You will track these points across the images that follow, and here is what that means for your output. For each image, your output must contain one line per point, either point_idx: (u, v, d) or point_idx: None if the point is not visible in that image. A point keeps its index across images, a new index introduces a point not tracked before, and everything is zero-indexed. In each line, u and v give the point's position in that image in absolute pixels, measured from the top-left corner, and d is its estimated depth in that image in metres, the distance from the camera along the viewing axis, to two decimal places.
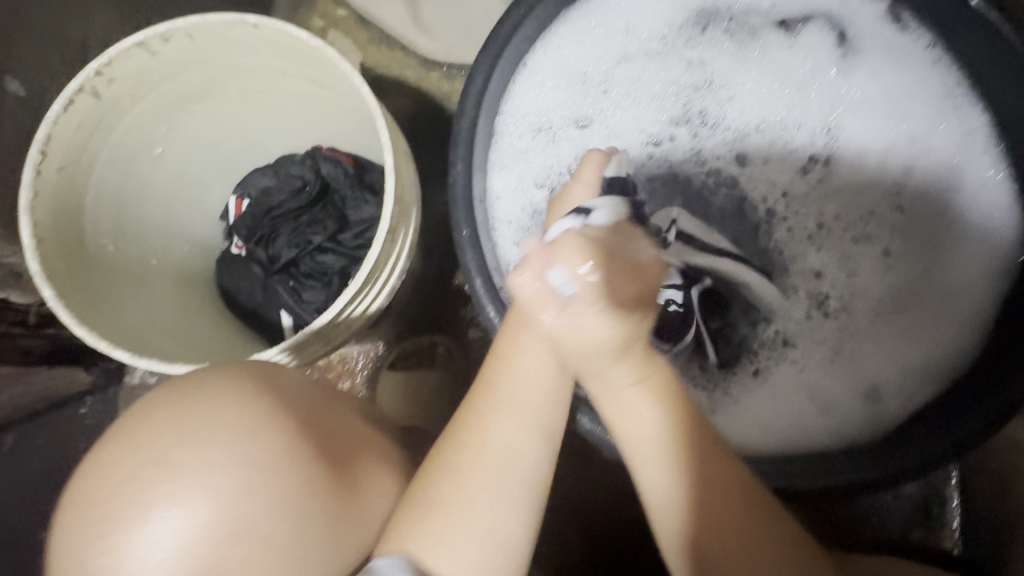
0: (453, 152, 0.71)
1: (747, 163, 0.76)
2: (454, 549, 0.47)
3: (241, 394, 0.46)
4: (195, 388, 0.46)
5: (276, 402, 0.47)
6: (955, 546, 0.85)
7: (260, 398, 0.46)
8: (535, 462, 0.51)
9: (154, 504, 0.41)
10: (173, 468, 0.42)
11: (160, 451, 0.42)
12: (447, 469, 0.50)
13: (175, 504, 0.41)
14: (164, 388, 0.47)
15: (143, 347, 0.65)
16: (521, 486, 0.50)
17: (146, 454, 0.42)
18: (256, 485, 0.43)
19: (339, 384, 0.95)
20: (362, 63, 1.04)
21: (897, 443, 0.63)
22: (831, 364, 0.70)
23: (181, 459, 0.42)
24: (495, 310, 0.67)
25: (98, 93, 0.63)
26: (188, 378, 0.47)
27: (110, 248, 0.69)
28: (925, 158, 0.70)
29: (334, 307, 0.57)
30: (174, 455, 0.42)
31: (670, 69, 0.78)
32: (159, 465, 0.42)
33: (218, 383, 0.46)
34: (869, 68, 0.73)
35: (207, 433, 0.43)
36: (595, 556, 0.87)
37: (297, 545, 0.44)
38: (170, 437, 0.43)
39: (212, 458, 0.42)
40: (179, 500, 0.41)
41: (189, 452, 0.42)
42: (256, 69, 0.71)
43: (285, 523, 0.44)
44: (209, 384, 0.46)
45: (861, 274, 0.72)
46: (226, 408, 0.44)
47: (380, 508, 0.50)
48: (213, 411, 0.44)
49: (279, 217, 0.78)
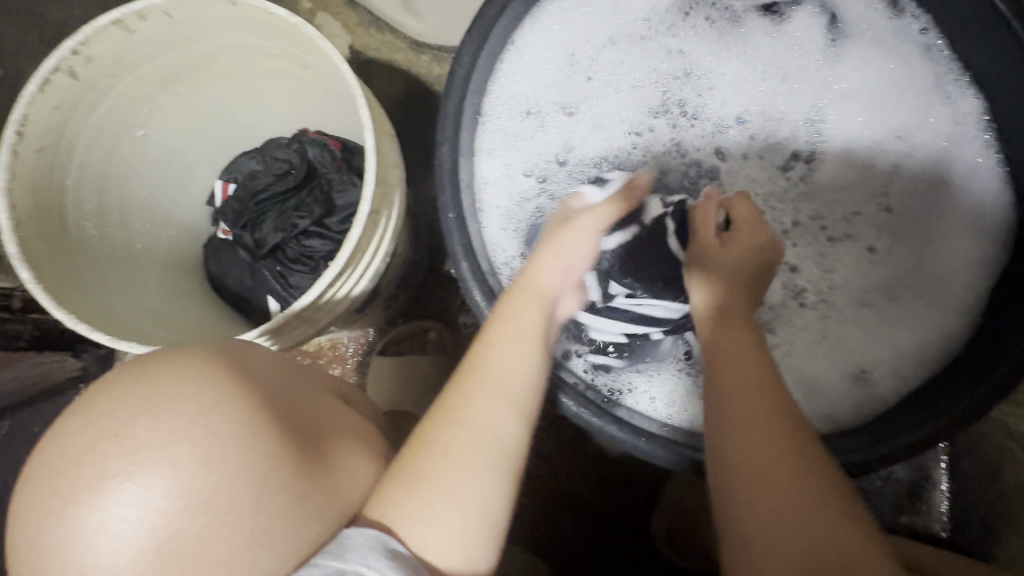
0: (439, 134, 0.68)
1: (725, 156, 0.77)
2: (434, 523, 0.45)
3: (209, 367, 0.42)
4: (160, 361, 0.42)
5: (245, 378, 0.43)
6: (943, 530, 0.85)
7: (227, 372, 0.42)
8: (514, 441, 0.51)
9: (109, 478, 0.37)
10: (129, 440, 0.37)
11: (116, 423, 0.38)
12: (430, 447, 0.49)
13: (130, 479, 0.37)
14: (132, 362, 0.42)
15: (127, 328, 0.64)
16: (497, 465, 0.49)
17: (100, 427, 0.38)
18: (219, 458, 0.39)
19: (330, 370, 0.95)
20: (351, 46, 1.02)
21: (887, 426, 0.62)
22: (814, 349, 0.71)
23: (136, 432, 0.38)
24: (482, 294, 0.67)
25: (75, 72, 0.62)
26: (156, 352, 0.43)
27: (93, 231, 0.69)
28: (912, 157, 0.72)
29: (315, 290, 0.56)
30: (130, 428, 0.38)
31: (650, 56, 0.78)
32: (115, 438, 0.38)
33: (183, 356, 0.43)
34: (859, 55, 0.74)
35: (167, 404, 0.39)
36: (585, 542, 0.87)
37: (263, 522, 0.40)
38: (124, 410, 0.38)
39: (174, 431, 0.38)
40: (134, 475, 0.37)
41: (147, 422, 0.38)
42: (237, 49, 0.70)
43: (250, 499, 0.40)
44: (175, 357, 0.42)
45: (841, 269, 0.73)
46: (189, 380, 0.41)
47: (352, 491, 0.47)
48: (175, 382, 0.40)
49: (265, 201, 0.77)
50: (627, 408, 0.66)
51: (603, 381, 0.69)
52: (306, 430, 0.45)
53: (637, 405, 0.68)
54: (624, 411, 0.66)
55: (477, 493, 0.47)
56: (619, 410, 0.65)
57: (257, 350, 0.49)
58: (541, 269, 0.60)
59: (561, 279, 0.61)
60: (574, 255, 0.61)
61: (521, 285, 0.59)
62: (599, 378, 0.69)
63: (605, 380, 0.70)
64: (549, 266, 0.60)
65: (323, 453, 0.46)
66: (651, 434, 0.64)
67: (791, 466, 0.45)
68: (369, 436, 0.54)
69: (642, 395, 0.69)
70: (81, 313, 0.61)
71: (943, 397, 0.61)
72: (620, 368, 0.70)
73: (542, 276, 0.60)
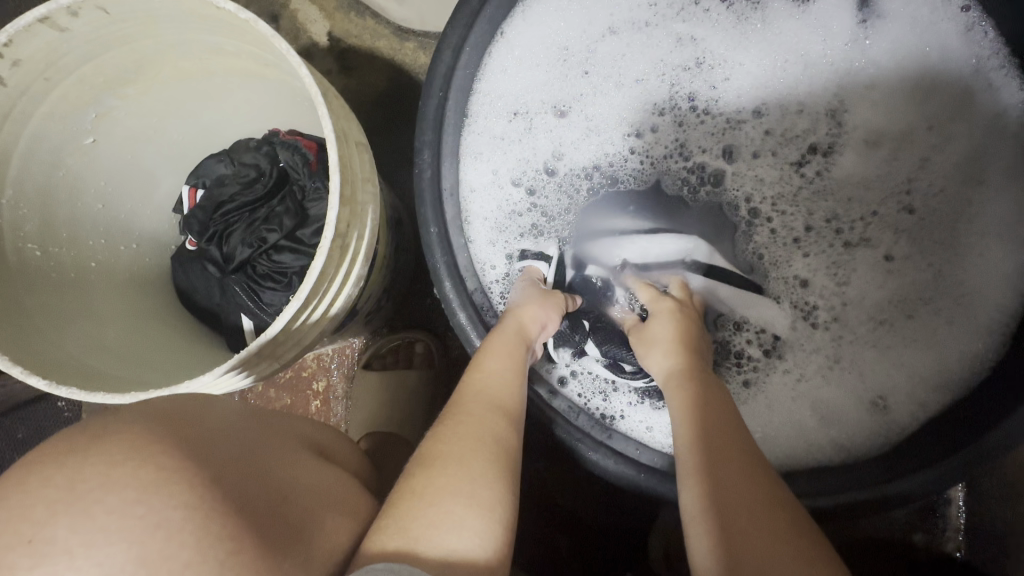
0: (418, 141, 0.61)
1: (734, 158, 0.71)
2: (444, 538, 0.43)
3: (143, 443, 0.36)
4: (82, 441, 0.35)
5: (189, 449, 0.38)
6: (958, 550, 0.78)
7: (167, 447, 0.37)
8: (511, 459, 0.51)
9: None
10: (46, 545, 0.32)
11: (26, 526, 0.32)
12: (438, 460, 0.48)
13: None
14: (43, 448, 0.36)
15: (75, 358, 0.60)
16: (501, 482, 0.48)
17: (8, 534, 0.32)
18: (161, 557, 0.33)
19: (312, 383, 0.89)
20: (329, 33, 0.94)
21: (903, 460, 0.56)
22: (828, 373, 0.65)
23: (55, 535, 0.32)
24: (467, 315, 0.61)
25: (3, 79, 0.58)
26: (78, 429, 0.37)
27: (37, 253, 0.65)
28: (944, 151, 0.65)
29: (281, 319, 0.51)
30: (48, 531, 0.32)
31: (656, 46, 0.70)
32: (27, 545, 0.32)
33: (114, 430, 0.37)
34: (891, 39, 0.66)
35: (94, 494, 0.33)
36: (579, 562, 0.84)
37: None
38: (39, 508, 0.32)
39: (103, 528, 0.32)
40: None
41: (68, 521, 0.32)
42: (188, 46, 0.66)
43: None
44: (102, 433, 0.36)
45: (856, 279, 0.67)
46: (120, 461, 0.34)
47: (331, 560, 0.42)
48: (104, 465, 0.34)
49: (232, 212, 0.73)
50: (622, 436, 0.61)
51: (599, 404, 0.65)
52: (273, 498, 0.41)
53: (635, 430, 0.63)
54: (620, 440, 0.61)
55: (486, 500, 0.46)
56: (613, 438, 0.61)
57: (209, 408, 0.44)
58: (518, 306, 0.61)
59: (542, 325, 0.61)
60: (558, 308, 0.63)
61: (500, 328, 0.59)
62: (597, 399, 0.65)
63: (602, 403, 0.65)
64: (536, 312, 0.60)
65: (295, 527, 0.41)
66: (649, 467, 0.59)
67: (763, 495, 0.45)
68: (348, 494, 0.49)
69: (637, 422, 0.64)
70: (19, 356, 0.55)
71: (943, 440, 0.56)
72: (618, 388, 0.65)
73: (519, 313, 0.60)
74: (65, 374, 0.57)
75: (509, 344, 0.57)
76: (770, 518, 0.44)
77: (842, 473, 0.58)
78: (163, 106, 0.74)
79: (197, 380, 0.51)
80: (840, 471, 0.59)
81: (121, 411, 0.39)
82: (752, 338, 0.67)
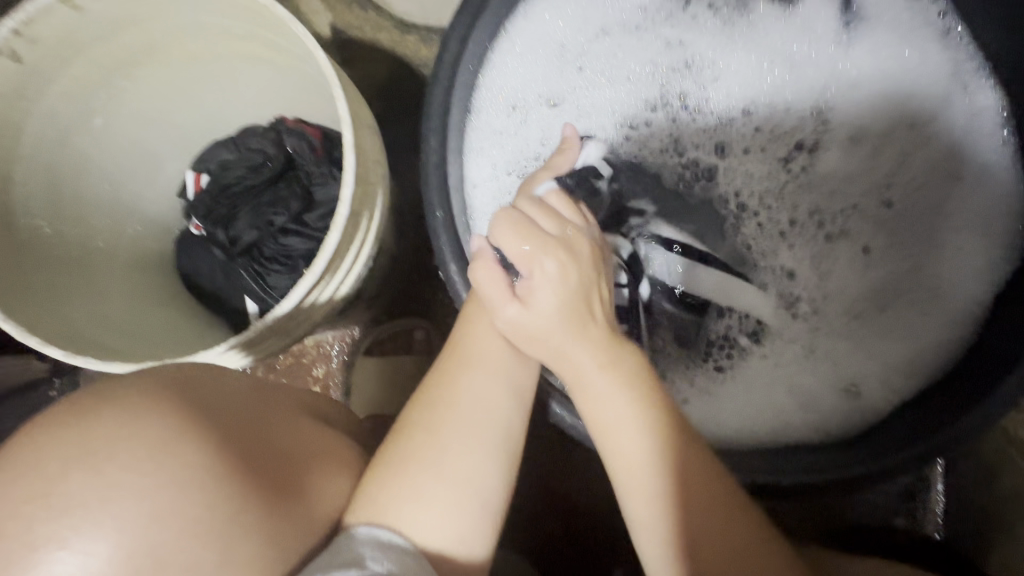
0: (424, 130, 0.63)
1: (725, 153, 0.72)
2: (423, 516, 0.45)
3: (150, 411, 0.37)
4: (94, 402, 0.37)
5: (193, 420, 0.38)
6: (936, 532, 0.81)
7: (176, 421, 0.37)
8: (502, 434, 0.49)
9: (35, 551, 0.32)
10: (58, 500, 0.33)
11: (48, 488, 0.33)
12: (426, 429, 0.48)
13: (63, 546, 0.33)
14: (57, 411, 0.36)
15: (75, 332, 0.62)
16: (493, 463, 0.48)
17: (37, 492, 0.33)
18: (175, 514, 0.35)
19: (313, 370, 0.91)
20: (331, 24, 0.95)
21: (883, 439, 0.60)
22: (804, 362, 0.67)
23: (69, 491, 0.33)
24: (471, 298, 0.63)
25: (20, 56, 0.61)
26: (94, 390, 0.38)
27: (47, 230, 0.67)
28: (919, 153, 0.68)
29: (295, 294, 0.53)
30: (60, 488, 0.33)
31: (649, 45, 0.72)
32: (41, 502, 0.33)
33: (126, 394, 0.38)
34: (869, 45, 0.69)
35: (106, 455, 0.34)
36: (573, 542, 0.86)
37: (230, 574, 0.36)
38: (52, 464, 0.34)
39: (112, 490, 0.34)
40: (68, 543, 0.33)
41: (81, 478, 0.34)
42: (201, 29, 0.69)
43: (213, 550, 0.36)
44: (114, 396, 0.37)
45: (836, 273, 0.69)
46: (130, 425, 0.36)
47: (325, 529, 0.44)
48: (114, 428, 0.35)
49: (238, 196, 0.74)
50: None
51: None
52: (276, 462, 0.42)
53: None
54: None
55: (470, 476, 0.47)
56: None
57: (222, 378, 0.46)
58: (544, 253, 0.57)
59: None
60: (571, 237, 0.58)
61: (518, 271, 0.56)
62: None
63: None
64: None
65: (303, 486, 0.43)
66: None
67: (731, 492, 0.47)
68: (349, 461, 0.50)
69: None
70: (30, 325, 0.58)
71: (917, 424, 0.59)
72: None
73: None
74: (69, 349, 0.58)
75: (522, 300, 0.54)
76: (734, 511, 0.46)
77: (827, 454, 0.62)
78: (172, 91, 0.76)
79: (203, 354, 0.52)
80: (822, 450, 0.62)
81: (138, 377, 0.40)
82: (734, 323, 0.69)
